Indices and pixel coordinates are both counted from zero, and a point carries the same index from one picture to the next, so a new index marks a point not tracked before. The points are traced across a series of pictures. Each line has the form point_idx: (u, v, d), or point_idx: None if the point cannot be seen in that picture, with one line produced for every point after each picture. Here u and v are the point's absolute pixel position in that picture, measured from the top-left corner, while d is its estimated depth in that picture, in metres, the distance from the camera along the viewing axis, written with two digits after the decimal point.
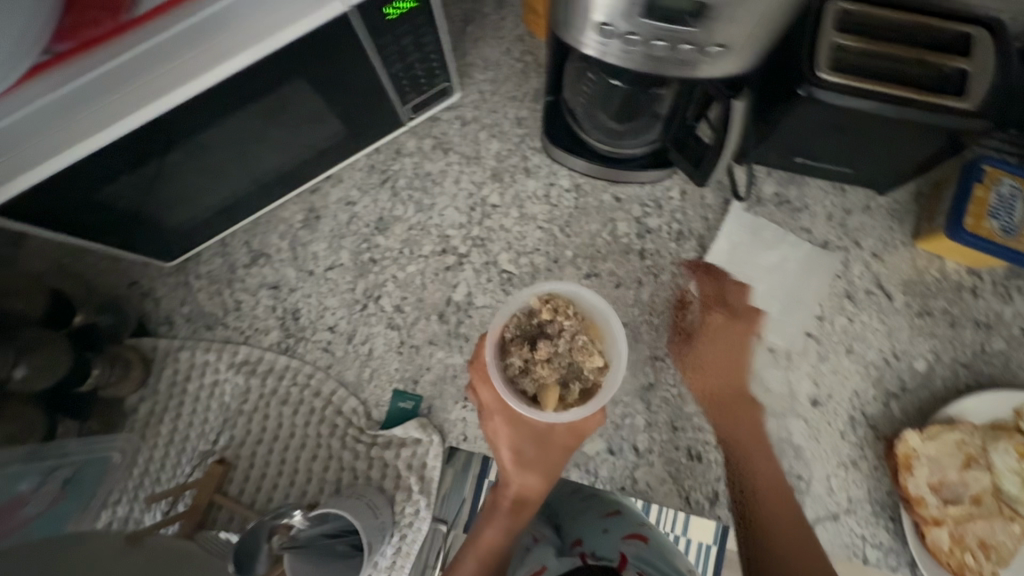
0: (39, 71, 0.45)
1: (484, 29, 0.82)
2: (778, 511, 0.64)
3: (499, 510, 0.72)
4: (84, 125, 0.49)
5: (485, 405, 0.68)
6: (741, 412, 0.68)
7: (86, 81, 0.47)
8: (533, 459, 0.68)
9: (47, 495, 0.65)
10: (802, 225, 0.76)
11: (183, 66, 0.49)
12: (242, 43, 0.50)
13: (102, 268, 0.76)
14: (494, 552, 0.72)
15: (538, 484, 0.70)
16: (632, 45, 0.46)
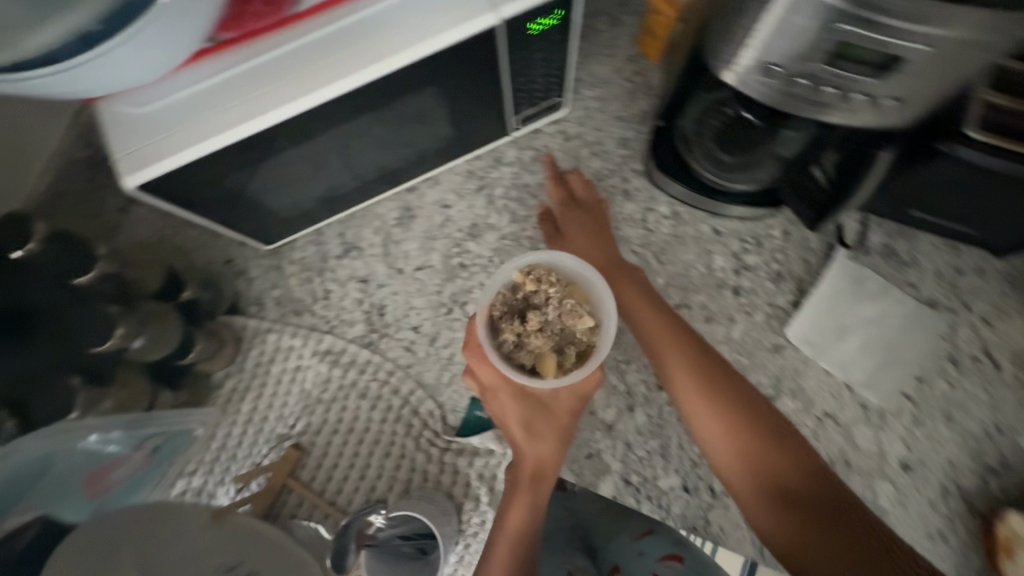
0: (205, 57, 0.50)
1: (596, 45, 0.82)
2: (779, 457, 0.57)
3: (520, 486, 0.65)
4: (234, 113, 0.50)
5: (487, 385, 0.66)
6: (699, 359, 0.64)
7: (244, 68, 0.51)
8: (541, 426, 0.65)
9: (136, 460, 0.65)
10: (908, 280, 0.74)
11: (333, 65, 0.50)
12: (390, 43, 0.50)
13: (198, 242, 0.77)
14: (527, 536, 0.63)
15: (551, 451, 0.66)
16: (797, 88, 0.45)
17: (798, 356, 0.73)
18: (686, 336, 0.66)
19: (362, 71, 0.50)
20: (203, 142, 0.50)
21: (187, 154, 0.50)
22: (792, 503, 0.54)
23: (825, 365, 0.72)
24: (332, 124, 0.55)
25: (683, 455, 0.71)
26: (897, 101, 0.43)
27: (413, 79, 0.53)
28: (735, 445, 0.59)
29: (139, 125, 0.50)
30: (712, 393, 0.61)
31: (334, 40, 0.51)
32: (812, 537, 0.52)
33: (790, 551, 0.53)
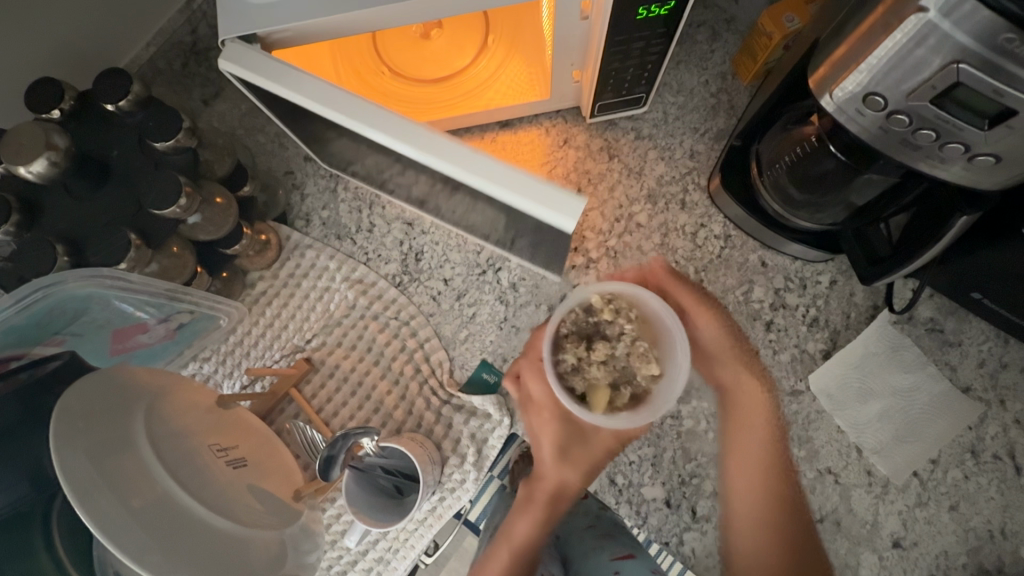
0: None
1: (690, 54, 0.81)
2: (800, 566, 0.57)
3: (534, 501, 0.64)
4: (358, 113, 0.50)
5: (535, 398, 0.62)
6: (774, 466, 0.61)
7: None
8: (575, 455, 0.63)
9: (163, 331, 0.66)
10: (948, 360, 0.71)
11: (452, 146, 0.48)
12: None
13: (268, 149, 0.80)
14: (526, 550, 0.62)
15: (573, 478, 0.63)
16: (894, 126, 0.44)
17: (814, 406, 0.71)
18: (768, 418, 0.63)
19: (467, 170, 0.47)
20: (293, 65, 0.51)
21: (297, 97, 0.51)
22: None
23: (839, 422, 0.70)
24: (436, 178, 0.54)
25: (674, 470, 0.70)
26: (996, 159, 0.43)
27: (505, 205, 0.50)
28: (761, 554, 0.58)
29: (248, 13, 0.53)
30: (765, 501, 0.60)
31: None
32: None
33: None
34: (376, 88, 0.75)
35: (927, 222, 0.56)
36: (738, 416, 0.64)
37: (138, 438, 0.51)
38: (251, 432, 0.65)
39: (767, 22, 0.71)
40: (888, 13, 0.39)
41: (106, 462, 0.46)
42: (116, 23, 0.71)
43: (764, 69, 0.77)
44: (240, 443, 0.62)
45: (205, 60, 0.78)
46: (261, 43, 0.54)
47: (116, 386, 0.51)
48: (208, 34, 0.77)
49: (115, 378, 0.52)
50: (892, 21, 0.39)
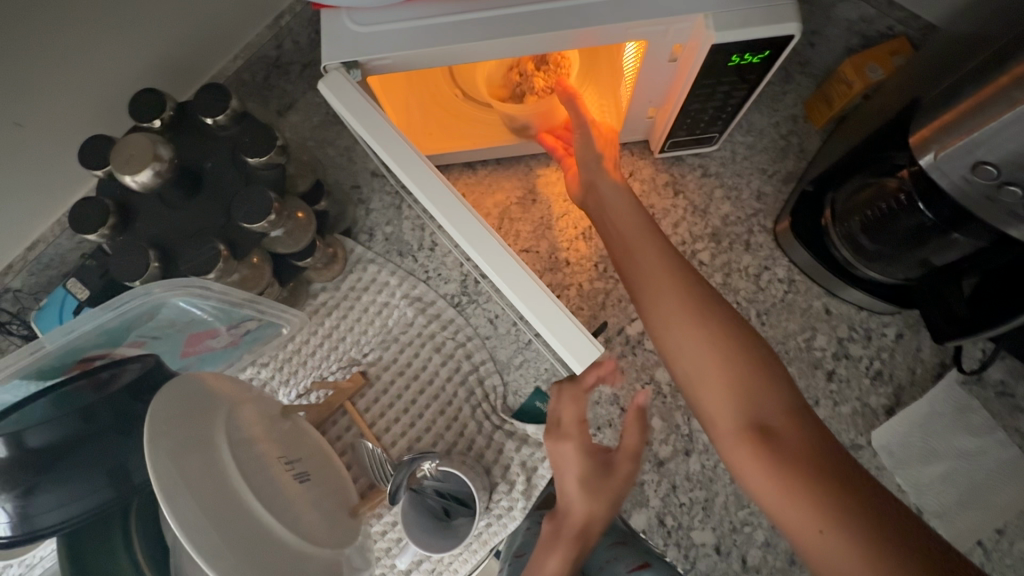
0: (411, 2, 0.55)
1: (762, 95, 0.81)
2: (758, 386, 0.49)
3: (562, 536, 0.57)
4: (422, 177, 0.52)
5: (562, 423, 0.59)
6: (661, 263, 0.56)
7: (440, 22, 0.54)
8: (603, 489, 0.57)
9: (229, 337, 0.68)
10: (1018, 427, 0.69)
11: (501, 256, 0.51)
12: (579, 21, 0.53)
13: (338, 163, 0.82)
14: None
15: (603, 513, 0.57)
16: (1003, 197, 0.44)
17: (875, 462, 0.70)
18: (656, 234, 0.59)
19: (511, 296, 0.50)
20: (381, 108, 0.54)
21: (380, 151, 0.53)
22: (772, 446, 0.46)
23: (900, 481, 0.69)
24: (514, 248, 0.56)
25: (725, 516, 0.69)
26: None
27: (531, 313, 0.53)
28: (733, 401, 0.49)
29: (351, 40, 0.55)
30: (657, 294, 0.54)
31: (539, 42, 0.54)
32: (796, 489, 0.44)
33: (768, 502, 0.46)
34: (449, 109, 0.76)
35: (1016, 291, 0.55)
36: (630, 244, 0.59)
37: (220, 442, 0.52)
38: (309, 442, 0.65)
39: (849, 70, 0.71)
40: (1011, 88, 0.39)
41: (189, 463, 0.47)
42: (209, 37, 0.74)
43: (839, 116, 0.76)
44: (301, 455, 0.63)
45: (286, 74, 0.81)
46: (361, 69, 0.56)
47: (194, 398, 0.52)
48: (293, 49, 0.80)
49: (196, 381, 0.53)
50: (1016, 95, 0.39)
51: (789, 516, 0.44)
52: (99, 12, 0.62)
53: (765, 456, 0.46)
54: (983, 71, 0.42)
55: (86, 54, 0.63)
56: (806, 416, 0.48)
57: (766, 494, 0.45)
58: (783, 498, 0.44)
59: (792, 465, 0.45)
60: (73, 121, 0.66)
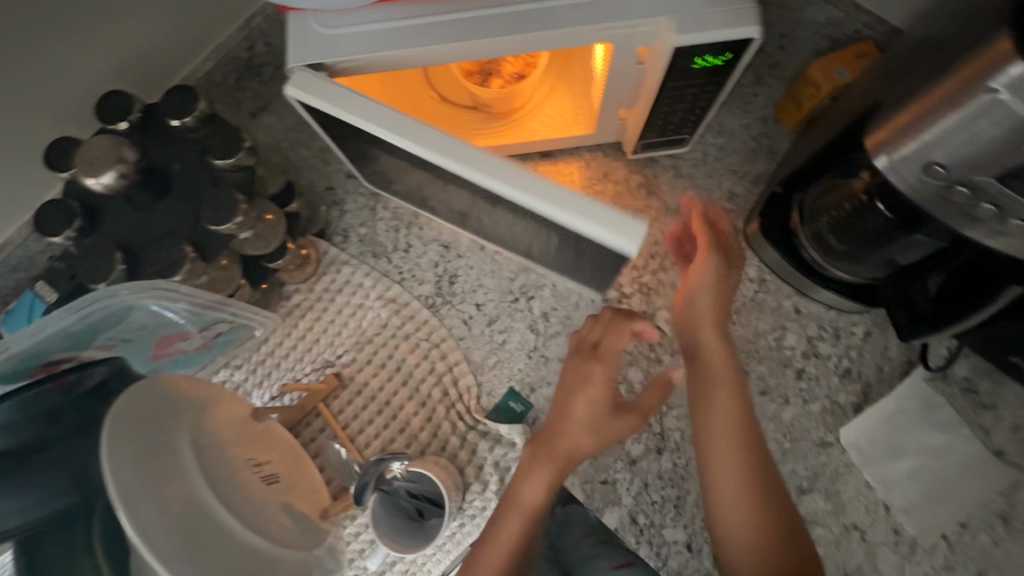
0: (376, 6, 0.55)
1: (733, 97, 0.82)
2: (769, 500, 0.58)
3: (545, 461, 0.63)
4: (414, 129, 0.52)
5: (599, 352, 0.64)
6: (726, 377, 0.63)
7: (405, 24, 0.55)
8: (606, 422, 0.62)
9: (201, 340, 0.68)
10: (981, 422, 0.70)
11: (517, 173, 0.50)
12: (544, 26, 0.54)
13: (313, 165, 0.82)
14: (537, 513, 0.62)
15: (592, 445, 0.63)
16: (954, 197, 0.45)
17: (843, 459, 0.71)
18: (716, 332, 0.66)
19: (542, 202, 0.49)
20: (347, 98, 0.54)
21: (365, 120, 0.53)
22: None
23: (868, 477, 0.70)
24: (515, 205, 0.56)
25: (697, 514, 0.70)
26: None
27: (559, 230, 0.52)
28: (748, 505, 0.58)
29: (316, 43, 0.55)
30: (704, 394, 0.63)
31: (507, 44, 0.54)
32: None
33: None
34: (429, 114, 0.76)
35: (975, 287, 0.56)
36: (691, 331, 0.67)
37: (183, 448, 0.51)
38: (278, 443, 0.65)
39: (817, 73, 0.72)
40: (957, 92, 0.40)
41: (148, 465, 0.47)
42: (180, 39, 0.74)
43: (808, 117, 0.77)
44: (271, 458, 0.63)
45: (258, 75, 0.81)
46: (327, 71, 0.56)
47: (163, 402, 0.52)
48: (264, 50, 0.80)
49: (157, 386, 0.53)
50: (962, 98, 0.40)
51: None
52: (64, 14, 0.62)
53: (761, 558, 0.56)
54: (931, 74, 0.43)
55: (50, 55, 0.63)
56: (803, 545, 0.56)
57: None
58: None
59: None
60: (39, 123, 0.66)
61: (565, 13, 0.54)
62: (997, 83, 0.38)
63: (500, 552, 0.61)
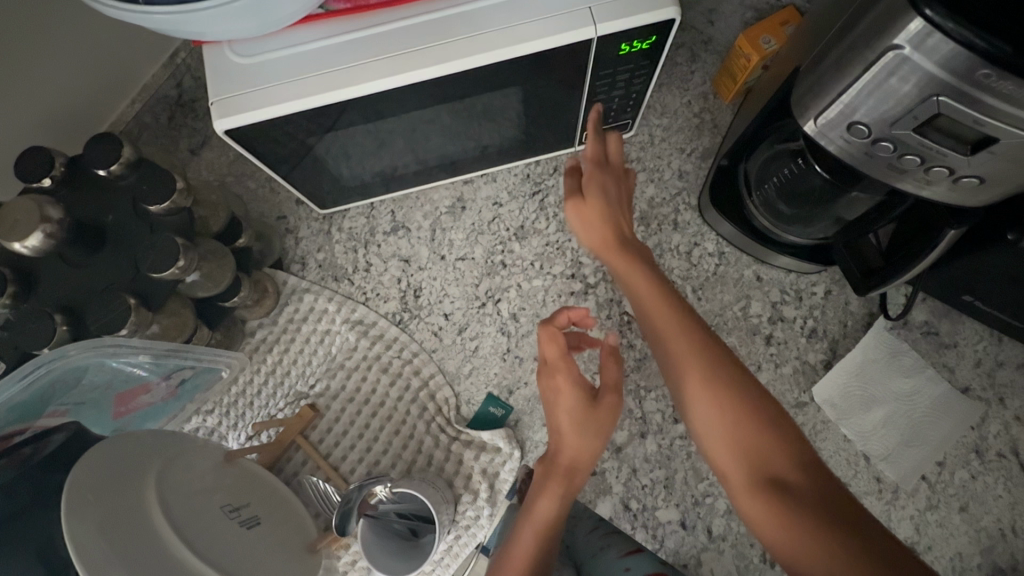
0: (289, 30, 0.54)
1: (671, 77, 0.83)
2: (755, 421, 0.50)
3: (553, 477, 0.61)
4: (383, 66, 0.53)
5: (549, 361, 0.63)
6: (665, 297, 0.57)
7: (323, 46, 0.54)
8: (588, 420, 0.61)
9: (165, 390, 0.67)
10: (945, 362, 0.72)
11: (453, 61, 0.53)
12: (465, 35, 0.54)
13: (260, 196, 0.80)
14: (554, 528, 0.59)
15: (589, 446, 0.61)
16: (879, 152, 0.47)
17: (819, 416, 0.72)
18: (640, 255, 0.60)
19: (493, 52, 0.53)
20: (274, 108, 0.53)
21: (325, 96, 0.53)
22: (782, 495, 0.46)
23: (845, 431, 0.71)
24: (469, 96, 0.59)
25: (687, 491, 0.70)
26: (979, 180, 0.45)
27: (526, 70, 0.57)
28: (727, 433, 0.51)
29: (236, 76, 0.54)
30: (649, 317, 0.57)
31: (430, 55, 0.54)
32: (786, 519, 0.45)
33: (762, 529, 0.47)
34: None
35: (917, 234, 0.57)
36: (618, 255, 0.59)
37: (150, 504, 0.51)
38: (262, 486, 0.65)
39: (744, 45, 0.73)
40: (863, 50, 0.41)
41: (117, 531, 0.46)
42: (100, 79, 0.72)
43: (744, 87, 0.78)
44: (250, 500, 0.63)
45: (191, 111, 0.79)
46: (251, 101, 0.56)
47: (99, 457, 0.49)
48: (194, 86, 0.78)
49: (107, 452, 0.51)
50: (869, 57, 0.41)
51: (779, 542, 0.45)
52: None
53: (767, 495, 0.47)
54: (840, 36, 0.44)
55: None
56: (814, 461, 0.48)
57: (758, 523, 0.47)
58: (777, 528, 0.45)
59: (794, 510, 0.45)
60: None
61: (485, 19, 0.54)
62: (898, 40, 0.39)
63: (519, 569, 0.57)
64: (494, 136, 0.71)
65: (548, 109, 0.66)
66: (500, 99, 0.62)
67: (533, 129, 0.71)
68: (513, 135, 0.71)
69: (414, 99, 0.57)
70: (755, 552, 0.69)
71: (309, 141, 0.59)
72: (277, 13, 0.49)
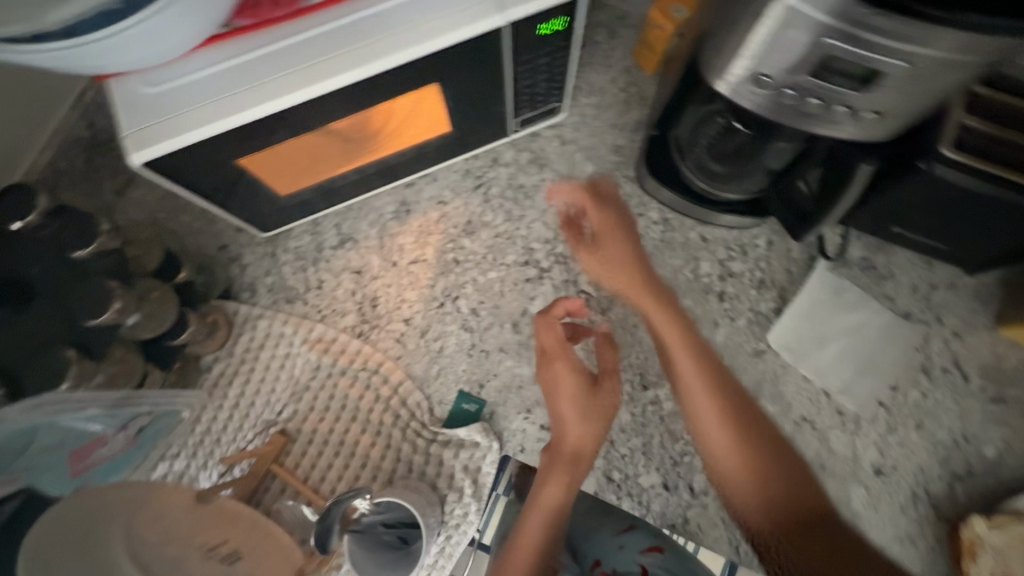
0: (196, 53, 0.53)
1: (594, 55, 0.85)
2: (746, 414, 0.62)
3: (558, 463, 0.67)
4: (298, 77, 0.52)
5: (547, 352, 0.69)
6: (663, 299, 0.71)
7: (234, 65, 0.53)
8: (590, 408, 0.67)
9: (123, 441, 0.63)
10: (885, 292, 0.77)
11: (369, 64, 0.53)
12: (377, 35, 0.53)
13: (197, 228, 0.78)
14: (558, 513, 0.66)
15: (590, 433, 0.67)
16: (785, 99, 0.49)
17: (778, 361, 0.75)
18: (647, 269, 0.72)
19: (408, 50, 0.53)
20: (191, 133, 0.52)
21: (242, 115, 0.52)
22: (767, 478, 0.57)
23: (804, 371, 0.74)
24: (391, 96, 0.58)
25: (664, 454, 0.72)
26: (878, 114, 0.48)
27: (444, 64, 0.57)
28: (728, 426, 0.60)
29: (145, 105, 0.52)
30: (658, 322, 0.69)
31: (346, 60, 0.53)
32: (769, 496, 0.56)
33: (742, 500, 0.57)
34: None
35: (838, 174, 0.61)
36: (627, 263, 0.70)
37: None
38: (236, 521, 0.62)
39: (657, 16, 0.75)
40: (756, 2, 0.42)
41: None
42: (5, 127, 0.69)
43: (665, 57, 0.80)
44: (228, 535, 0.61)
45: (110, 151, 0.76)
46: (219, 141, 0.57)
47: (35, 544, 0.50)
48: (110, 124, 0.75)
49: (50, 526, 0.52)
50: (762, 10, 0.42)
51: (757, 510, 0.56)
52: None
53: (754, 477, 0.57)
54: None
55: None
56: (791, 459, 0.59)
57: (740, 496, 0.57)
58: (754, 501, 0.56)
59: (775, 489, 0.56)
60: None
61: (395, 17, 0.54)
62: None
63: (526, 553, 0.65)
64: (426, 134, 0.71)
65: (475, 102, 0.66)
66: (424, 94, 0.62)
67: (464, 123, 0.71)
68: (447, 130, 0.71)
69: (337, 107, 0.56)
70: None
71: (234, 163, 0.58)
72: (176, 36, 0.48)
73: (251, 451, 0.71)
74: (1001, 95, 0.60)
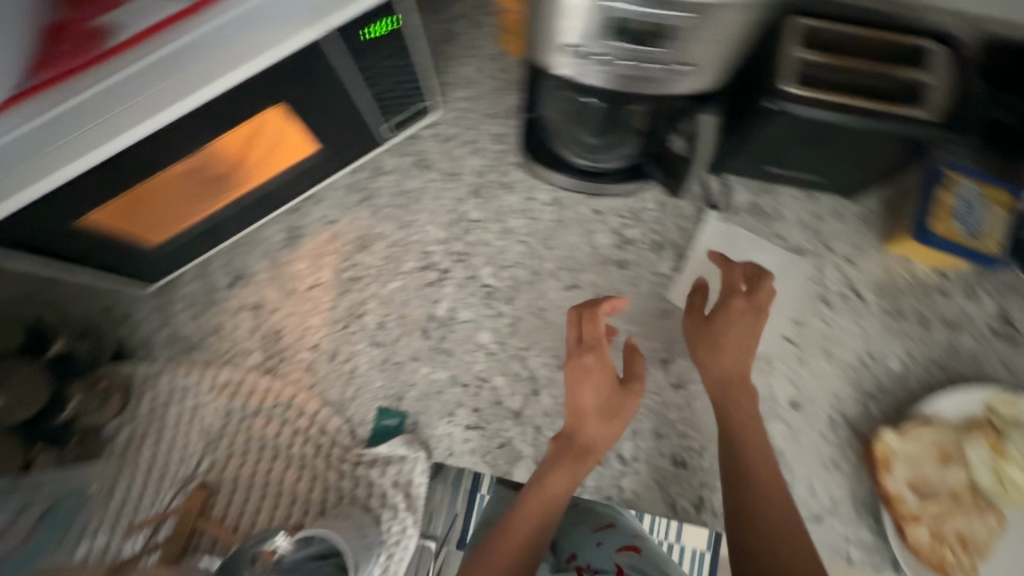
0: None
1: (459, 48, 0.84)
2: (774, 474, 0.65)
3: (570, 457, 0.64)
4: (116, 124, 0.49)
5: (583, 343, 0.67)
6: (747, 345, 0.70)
7: None
8: (613, 405, 0.64)
9: (23, 527, 0.64)
10: (776, 231, 0.78)
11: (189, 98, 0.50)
12: (191, 65, 0.50)
13: (78, 294, 0.75)
14: (558, 504, 0.63)
15: (608, 430, 0.64)
16: (601, 66, 0.50)
17: None
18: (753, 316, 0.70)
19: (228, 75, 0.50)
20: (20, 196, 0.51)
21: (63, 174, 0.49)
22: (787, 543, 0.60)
23: None
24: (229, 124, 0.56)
25: None
26: (692, 66, 0.48)
27: (273, 82, 0.55)
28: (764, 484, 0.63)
29: None
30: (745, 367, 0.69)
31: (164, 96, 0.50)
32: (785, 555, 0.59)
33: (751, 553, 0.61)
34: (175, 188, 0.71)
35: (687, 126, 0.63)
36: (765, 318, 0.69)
37: None
38: None
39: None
40: None
41: None
42: None
43: None
44: None
45: None
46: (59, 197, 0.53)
47: None
48: None
49: None
50: None
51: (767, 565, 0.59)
52: None
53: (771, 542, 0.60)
54: None
55: None
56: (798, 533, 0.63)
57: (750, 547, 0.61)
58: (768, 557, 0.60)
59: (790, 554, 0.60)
60: None
61: None
62: None
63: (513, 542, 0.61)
64: (296, 155, 0.70)
65: (330, 117, 0.65)
66: (266, 117, 0.60)
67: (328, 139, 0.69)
68: (315, 149, 0.70)
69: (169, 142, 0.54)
70: (667, 461, 0.72)
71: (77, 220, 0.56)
72: None
73: (174, 508, 0.69)
74: (831, 26, 0.62)
